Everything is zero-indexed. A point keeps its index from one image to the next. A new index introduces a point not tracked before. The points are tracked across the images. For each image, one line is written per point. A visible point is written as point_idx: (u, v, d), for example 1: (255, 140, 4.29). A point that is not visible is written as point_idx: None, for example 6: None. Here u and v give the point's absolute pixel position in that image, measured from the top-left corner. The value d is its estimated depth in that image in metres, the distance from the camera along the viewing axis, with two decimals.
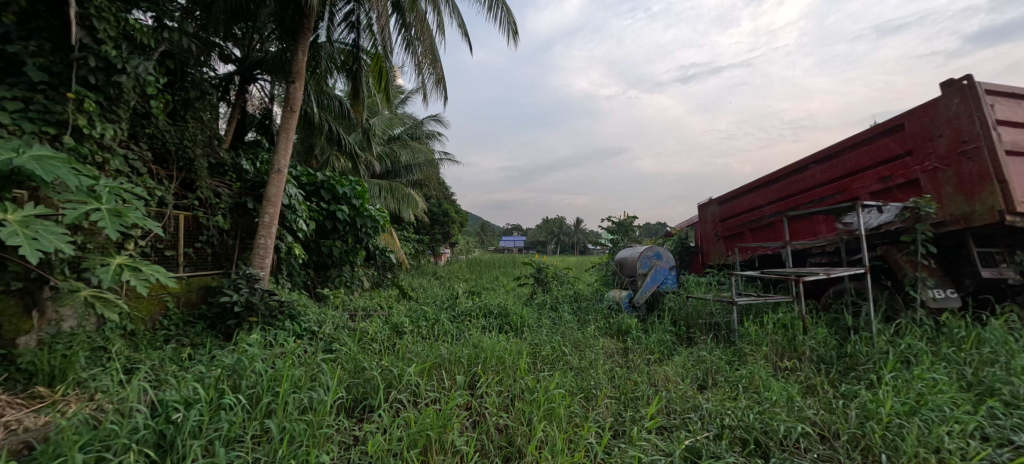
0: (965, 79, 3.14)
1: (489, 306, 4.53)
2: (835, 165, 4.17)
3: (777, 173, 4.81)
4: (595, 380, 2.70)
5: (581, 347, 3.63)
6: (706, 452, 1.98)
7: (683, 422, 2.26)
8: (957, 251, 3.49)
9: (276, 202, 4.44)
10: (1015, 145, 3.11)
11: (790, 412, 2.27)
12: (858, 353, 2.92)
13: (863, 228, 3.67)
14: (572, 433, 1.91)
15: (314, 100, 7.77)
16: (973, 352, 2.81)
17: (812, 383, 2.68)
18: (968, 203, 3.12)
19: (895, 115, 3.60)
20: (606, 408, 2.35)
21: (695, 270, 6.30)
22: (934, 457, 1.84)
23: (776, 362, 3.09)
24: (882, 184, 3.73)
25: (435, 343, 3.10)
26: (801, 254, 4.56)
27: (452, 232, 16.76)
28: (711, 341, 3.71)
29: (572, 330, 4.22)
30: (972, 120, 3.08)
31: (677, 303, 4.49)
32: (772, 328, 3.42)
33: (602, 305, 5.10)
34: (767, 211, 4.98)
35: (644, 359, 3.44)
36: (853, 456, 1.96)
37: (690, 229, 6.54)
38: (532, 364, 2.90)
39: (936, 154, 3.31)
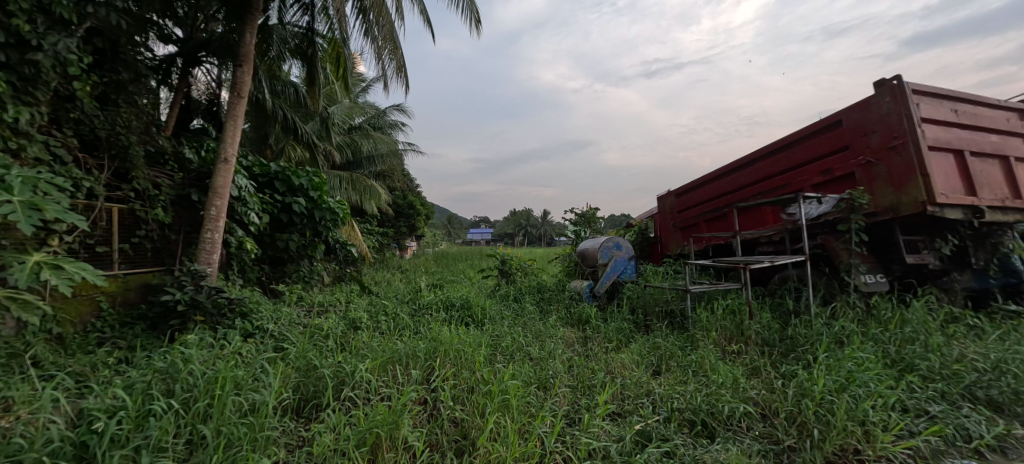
0: (895, 79, 3.36)
1: (452, 298, 4.49)
2: (781, 158, 4.39)
3: (730, 166, 5.01)
4: (553, 370, 2.73)
5: (542, 337, 3.67)
6: (655, 435, 2.05)
7: (636, 407, 2.33)
8: (887, 240, 3.77)
9: (224, 193, 4.16)
10: (937, 141, 3.38)
11: (735, 393, 2.39)
12: (798, 336, 3.11)
13: (806, 218, 3.90)
14: (526, 422, 1.92)
15: (266, 85, 7.33)
16: (897, 331, 3.06)
17: (756, 365, 2.83)
18: (896, 195, 3.36)
19: (834, 112, 3.81)
20: (562, 397, 2.38)
21: (654, 260, 6.48)
22: (860, 430, 2.00)
23: (724, 346, 3.25)
24: (824, 176, 3.95)
25: (391, 338, 3.04)
26: (751, 243, 4.79)
27: (417, 224, 16.48)
28: (666, 328, 3.84)
29: (534, 321, 4.26)
30: (901, 118, 3.32)
31: (635, 292, 4.62)
32: (722, 314, 3.59)
33: (564, 295, 5.19)
34: (721, 202, 5.20)
35: (603, 347, 3.53)
36: (790, 432, 2.08)
37: (649, 220, 6.73)
38: (492, 356, 2.90)
39: (869, 149, 3.54)
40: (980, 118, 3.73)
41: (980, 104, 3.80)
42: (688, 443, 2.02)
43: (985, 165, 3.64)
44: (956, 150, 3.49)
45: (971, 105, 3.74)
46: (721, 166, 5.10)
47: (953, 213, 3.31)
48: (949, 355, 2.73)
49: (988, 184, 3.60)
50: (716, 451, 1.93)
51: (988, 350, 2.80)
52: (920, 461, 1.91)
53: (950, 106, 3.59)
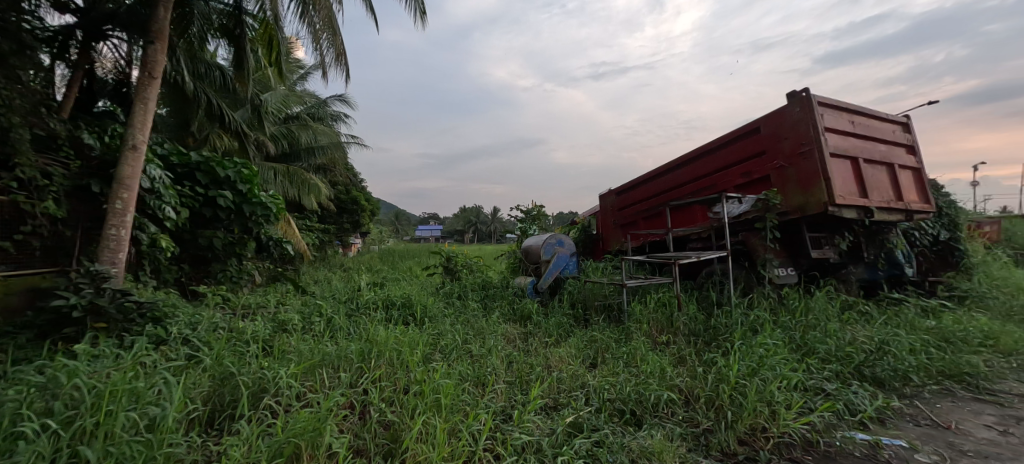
0: (803, 91, 3.71)
1: (392, 297, 4.36)
2: (709, 161, 4.70)
3: (665, 167, 5.28)
4: (491, 366, 2.75)
5: (483, 334, 3.68)
6: (586, 426, 2.13)
7: (570, 399, 2.40)
8: (797, 236, 4.17)
9: (132, 183, 3.71)
10: (837, 149, 3.78)
11: (661, 381, 2.54)
12: (720, 325, 3.35)
13: (730, 217, 4.20)
14: (458, 421, 1.92)
15: (186, 67, 6.66)
16: (802, 319, 3.40)
17: (682, 354, 3.02)
18: (804, 196, 3.72)
19: (754, 119, 4.13)
20: (498, 394, 2.41)
21: (596, 256, 6.70)
22: (767, 410, 2.19)
23: (655, 337, 3.43)
24: (745, 178, 4.28)
25: (323, 340, 2.89)
26: (682, 240, 5.10)
27: (361, 220, 15.85)
28: (603, 322, 4.00)
29: (476, 318, 4.26)
30: (808, 126, 3.67)
31: (576, 288, 4.76)
32: (654, 307, 3.78)
33: (508, 292, 5.22)
34: (656, 201, 5.47)
35: (542, 343, 3.60)
36: (708, 415, 2.24)
37: (591, 218, 6.94)
38: (430, 355, 2.86)
39: (783, 154, 3.89)
40: (873, 129, 4.22)
41: (872, 116, 4.29)
42: (617, 431, 2.11)
43: (876, 171, 4.13)
44: (852, 157, 3.93)
45: (865, 117, 4.22)
46: (658, 166, 5.36)
47: (850, 213, 3.72)
48: (843, 339, 3.09)
49: (878, 188, 4.09)
50: (641, 438, 2.02)
51: (873, 334, 3.19)
52: (815, 434, 2.12)
53: (848, 118, 4.03)
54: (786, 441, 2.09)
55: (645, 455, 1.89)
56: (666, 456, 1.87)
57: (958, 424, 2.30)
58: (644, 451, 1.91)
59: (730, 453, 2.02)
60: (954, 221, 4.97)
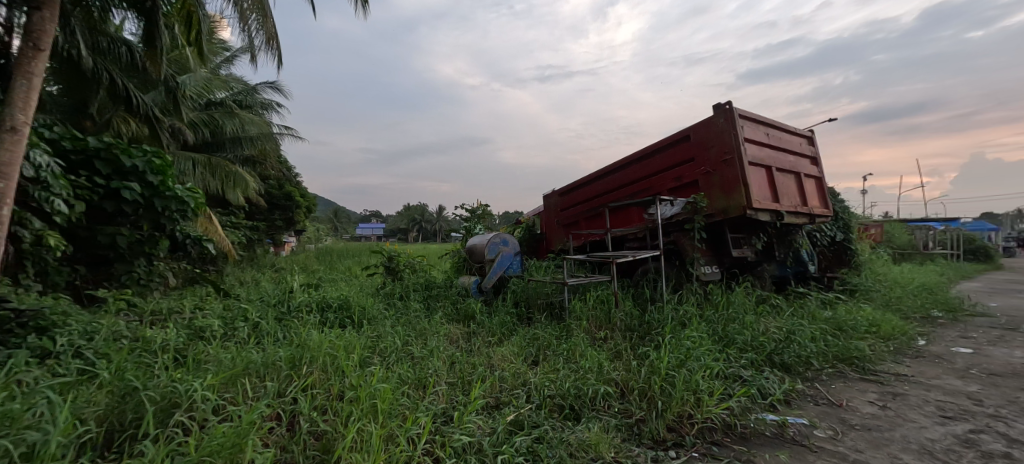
0: (727, 104, 4.04)
1: (328, 298, 4.14)
2: (645, 165, 4.96)
3: (605, 170, 5.50)
4: (432, 368, 2.71)
5: (425, 335, 3.62)
6: (527, 423, 2.17)
7: (512, 398, 2.43)
8: (721, 237, 4.54)
9: (11, 170, 3.16)
10: (754, 158, 4.16)
11: (599, 376, 2.64)
12: (653, 320, 3.56)
13: (663, 218, 4.47)
14: (396, 426, 1.87)
15: (83, 39, 5.84)
16: (724, 313, 3.70)
17: (618, 349, 3.16)
18: (726, 200, 4.05)
19: (685, 128, 4.42)
20: (439, 396, 2.38)
21: (539, 255, 6.81)
22: (692, 398, 2.35)
23: (594, 333, 3.57)
24: (676, 182, 4.56)
25: (249, 347, 2.68)
26: (620, 240, 5.34)
27: (295, 217, 14.88)
28: (545, 320, 4.08)
29: (418, 319, 4.17)
30: (731, 137, 4.00)
31: (519, 287, 4.83)
32: (593, 304, 3.93)
33: (451, 291, 5.17)
34: (597, 202, 5.68)
35: (485, 342, 3.61)
36: (641, 406, 2.36)
37: (536, 217, 7.05)
38: (368, 359, 2.75)
39: (709, 161, 4.20)
40: (783, 141, 4.69)
41: (784, 130, 4.77)
42: (556, 427, 2.17)
43: (786, 179, 4.60)
44: (767, 166, 4.34)
45: (778, 130, 4.68)
46: (598, 169, 5.57)
47: (764, 216, 4.12)
48: (758, 330, 3.41)
49: (787, 194, 4.56)
50: (580, 431, 2.09)
51: (782, 324, 3.56)
52: (733, 418, 2.32)
53: (763, 131, 4.45)
54: (709, 426, 2.26)
55: (583, 448, 1.96)
56: (602, 447, 1.95)
57: (848, 402, 2.63)
58: (582, 444, 1.98)
59: (659, 440, 2.15)
60: (847, 224, 5.67)
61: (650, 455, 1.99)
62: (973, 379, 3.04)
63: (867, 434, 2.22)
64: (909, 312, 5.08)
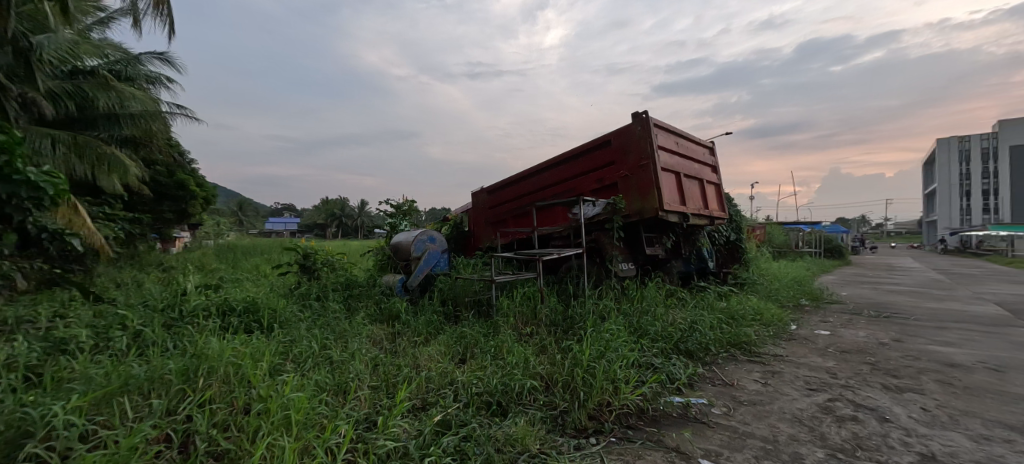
0: (643, 113, 4.35)
1: (231, 301, 3.71)
2: (570, 167, 5.18)
3: (533, 169, 5.62)
4: (353, 373, 2.58)
5: (346, 338, 3.42)
6: (454, 422, 2.15)
7: (438, 398, 2.39)
8: (636, 236, 4.89)
9: None
10: (666, 164, 4.54)
11: (524, 370, 2.71)
12: (576, 315, 3.74)
13: (585, 217, 4.71)
14: (312, 437, 1.75)
15: None
16: (638, 306, 4.00)
17: (544, 344, 3.27)
18: (641, 202, 4.37)
19: (606, 133, 4.69)
20: (360, 401, 2.27)
21: (467, 253, 6.77)
22: (611, 387, 2.51)
23: (520, 329, 3.64)
24: (598, 184, 4.81)
25: (130, 359, 2.31)
26: (546, 237, 5.51)
27: (189, 209, 13.14)
28: (473, 317, 4.08)
29: (338, 320, 3.92)
30: (646, 144, 4.32)
31: (446, 285, 4.77)
32: (520, 301, 4.02)
33: (374, 291, 4.94)
34: (524, 200, 5.79)
35: (411, 342, 3.51)
36: (564, 397, 2.46)
37: (463, 215, 7.00)
38: (278, 367, 2.53)
39: (627, 165, 4.50)
40: (690, 150, 5.18)
41: (690, 139, 5.27)
42: (483, 423, 2.18)
43: (691, 184, 5.10)
44: (676, 172, 4.76)
45: (685, 139, 5.16)
46: (526, 168, 5.68)
47: (673, 217, 4.51)
48: (667, 321, 3.74)
49: (692, 197, 5.05)
50: (507, 427, 2.12)
51: (687, 315, 3.95)
52: (646, 403, 2.51)
53: (673, 140, 4.88)
54: (625, 411, 2.43)
55: (510, 442, 1.99)
56: (529, 440, 2.00)
57: (738, 382, 3.00)
58: (509, 439, 2.01)
59: (581, 428, 2.26)
60: (739, 225, 6.45)
61: (573, 444, 2.08)
62: (830, 356, 3.64)
63: (752, 408, 2.54)
64: (784, 302, 5.93)
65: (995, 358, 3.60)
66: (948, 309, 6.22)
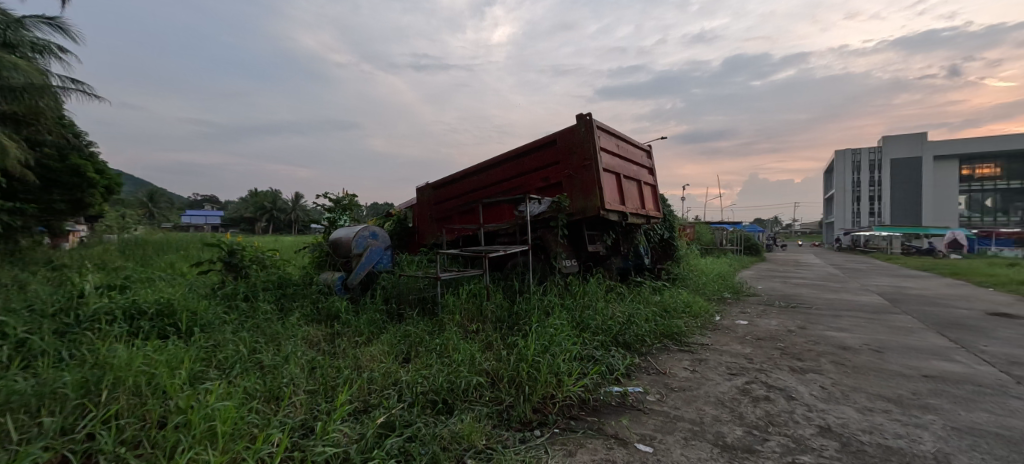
0: (587, 115, 4.50)
1: (141, 303, 3.33)
2: (516, 165, 5.23)
3: (479, 166, 5.61)
4: (288, 377, 2.44)
5: (279, 340, 3.21)
6: (398, 423, 2.11)
7: (382, 399, 2.33)
8: (579, 233, 5.06)
9: None
10: (607, 165, 4.74)
11: (470, 367, 2.71)
12: (522, 311, 3.80)
13: (531, 215, 4.79)
14: (241, 448, 1.63)
15: None
16: (580, 301, 4.16)
17: (489, 340, 3.29)
18: (584, 201, 4.53)
19: (552, 133, 4.79)
20: (296, 407, 2.15)
21: (411, 249, 6.61)
22: (555, 380, 2.58)
23: (466, 326, 3.63)
24: (543, 182, 4.91)
25: (12, 373, 1.99)
26: (492, 234, 5.53)
27: (87, 199, 11.56)
28: (417, 315, 4.00)
29: (269, 322, 3.67)
30: (589, 145, 4.48)
31: (389, 282, 4.64)
32: (466, 298, 4.00)
33: (310, 290, 4.68)
34: (470, 197, 5.77)
35: (351, 343, 3.37)
36: (510, 392, 2.50)
37: (407, 210, 6.82)
38: (201, 375, 2.31)
39: (571, 165, 4.64)
40: (629, 152, 5.45)
41: (630, 142, 5.54)
42: (429, 422, 2.16)
43: (630, 185, 5.36)
44: (617, 173, 4.99)
45: (625, 141, 5.41)
46: (472, 165, 5.66)
47: (614, 216, 4.73)
48: (606, 315, 3.92)
49: (631, 197, 5.31)
50: (452, 424, 2.11)
51: (625, 309, 4.16)
52: (588, 394, 2.62)
53: (614, 142, 5.10)
54: (568, 403, 2.53)
55: (455, 440, 1.99)
56: (475, 436, 2.02)
57: (670, 370, 3.22)
58: (455, 436, 2.01)
59: (526, 422, 2.31)
60: (672, 224, 6.91)
61: (518, 437, 2.13)
62: (748, 343, 4.03)
63: (682, 393, 2.75)
64: (710, 295, 6.45)
65: (877, 341, 4.19)
66: (842, 299, 7.12)
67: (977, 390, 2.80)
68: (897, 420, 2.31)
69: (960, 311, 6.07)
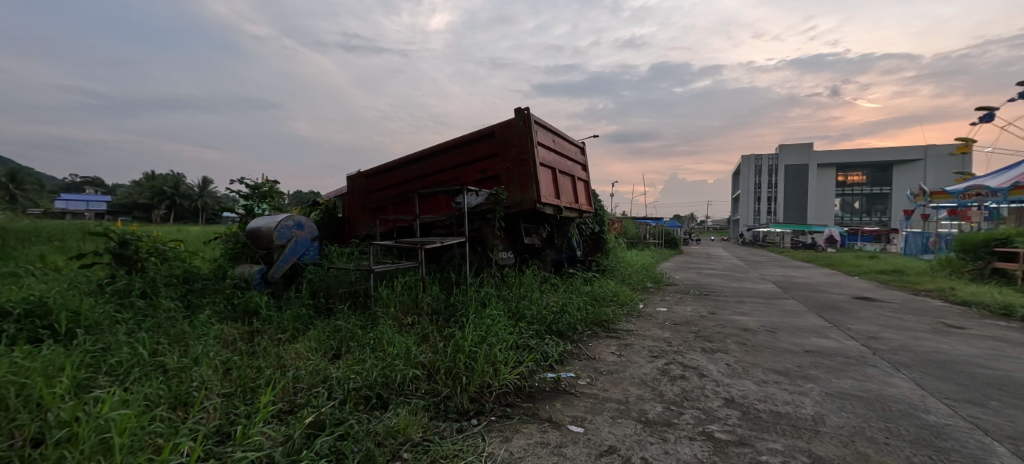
0: (525, 110, 4.57)
1: (3, 302, 2.81)
2: (453, 156, 5.18)
3: (415, 156, 5.45)
4: (199, 381, 2.22)
5: (185, 341, 2.90)
6: (329, 422, 2.02)
7: (309, 398, 2.20)
8: (516, 226, 5.15)
9: None
10: (543, 160, 4.86)
11: (406, 360, 2.67)
12: (458, 302, 3.80)
13: (468, 207, 4.78)
14: (142, 462, 1.46)
15: None
16: (516, 292, 4.25)
17: (425, 333, 3.24)
18: (521, 194, 4.61)
19: (490, 126, 4.80)
20: (209, 413, 1.97)
21: (340, 240, 6.28)
22: (492, 370, 2.62)
23: (400, 319, 3.54)
24: (481, 175, 4.91)
25: None
26: (428, 226, 5.44)
27: None
28: (348, 309, 3.83)
29: (173, 321, 3.28)
30: (527, 139, 4.56)
31: (317, 276, 4.39)
32: (401, 290, 3.91)
33: (223, 284, 4.26)
34: (406, 187, 5.60)
35: (273, 341, 3.14)
36: (447, 384, 2.49)
37: (337, 199, 6.44)
38: (87, 383, 2.02)
39: (509, 158, 4.69)
40: (564, 148, 5.64)
41: (565, 138, 5.71)
42: (361, 419, 2.08)
43: (565, 180, 5.55)
44: (552, 168, 5.13)
45: (561, 137, 5.58)
46: (408, 155, 5.49)
47: (549, 209, 4.88)
48: (541, 304, 4.05)
49: (565, 192, 5.51)
50: (387, 419, 2.07)
51: (558, 299, 4.33)
52: (524, 381, 2.70)
53: (550, 137, 5.25)
54: (504, 391, 2.58)
55: (391, 434, 1.96)
56: (411, 430, 1.99)
57: (598, 355, 3.42)
58: (390, 431, 1.97)
59: (463, 412, 2.33)
60: (602, 218, 7.29)
61: (455, 427, 2.14)
62: (667, 328, 4.40)
63: (610, 376, 2.94)
64: (635, 285, 6.94)
65: (772, 323, 4.80)
66: (745, 287, 8.03)
67: (845, 361, 3.34)
68: (785, 390, 2.67)
69: (833, 296, 7.15)
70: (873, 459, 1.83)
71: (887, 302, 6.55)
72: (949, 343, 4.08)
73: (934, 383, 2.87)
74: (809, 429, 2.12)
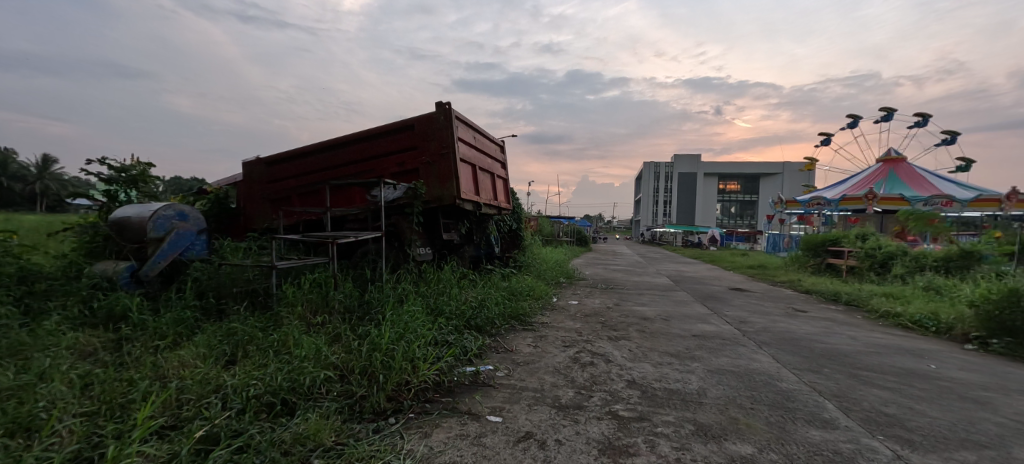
0: (446, 104, 4.53)
1: None
2: (368, 147, 4.94)
3: (326, 144, 5.09)
4: (47, 400, 1.85)
5: (24, 354, 2.38)
6: (225, 434, 1.82)
7: (199, 410, 1.96)
8: (435, 221, 5.08)
9: None
10: (463, 156, 4.85)
11: (317, 362, 2.50)
12: (374, 299, 3.65)
13: (385, 200, 4.60)
14: None
15: None
16: (435, 288, 4.20)
17: (338, 332, 3.07)
18: (440, 188, 4.56)
19: (410, 117, 4.67)
20: (65, 437, 1.66)
21: (234, 234, 5.62)
22: (410, 367, 2.57)
23: (308, 319, 3.29)
24: (398, 168, 4.76)
25: None
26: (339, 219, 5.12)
27: None
28: (245, 310, 3.46)
29: (5, 330, 2.66)
30: (447, 134, 4.52)
31: (205, 274, 3.89)
32: (308, 288, 3.63)
33: (78, 284, 3.56)
34: (314, 177, 5.20)
35: (148, 349, 2.72)
36: (362, 384, 2.39)
37: (230, 187, 5.74)
38: None
39: (428, 152, 4.61)
40: (484, 146, 5.70)
41: (485, 135, 5.76)
42: (264, 428, 1.91)
43: (485, 177, 5.62)
44: (472, 164, 5.16)
45: (481, 134, 5.61)
46: (317, 143, 5.10)
47: (468, 205, 4.90)
48: (460, 300, 4.06)
49: (484, 189, 5.56)
50: (294, 426, 1.93)
51: (477, 294, 4.38)
52: (443, 377, 2.69)
53: (471, 134, 5.27)
54: (422, 387, 2.55)
55: (299, 441, 1.83)
56: (323, 434, 1.89)
57: (515, 347, 3.54)
58: (298, 438, 1.85)
59: (380, 411, 2.26)
60: (519, 216, 7.51)
61: (371, 427, 2.07)
62: (578, 319, 4.71)
63: (527, 367, 3.07)
64: (549, 280, 7.28)
65: (666, 312, 5.39)
66: (644, 281, 8.88)
67: (722, 342, 3.89)
68: (676, 370, 3.04)
69: (714, 287, 8.24)
70: (742, 422, 2.17)
71: (754, 292, 7.74)
72: (797, 324, 4.97)
73: (786, 356, 3.48)
74: (695, 401, 2.45)
